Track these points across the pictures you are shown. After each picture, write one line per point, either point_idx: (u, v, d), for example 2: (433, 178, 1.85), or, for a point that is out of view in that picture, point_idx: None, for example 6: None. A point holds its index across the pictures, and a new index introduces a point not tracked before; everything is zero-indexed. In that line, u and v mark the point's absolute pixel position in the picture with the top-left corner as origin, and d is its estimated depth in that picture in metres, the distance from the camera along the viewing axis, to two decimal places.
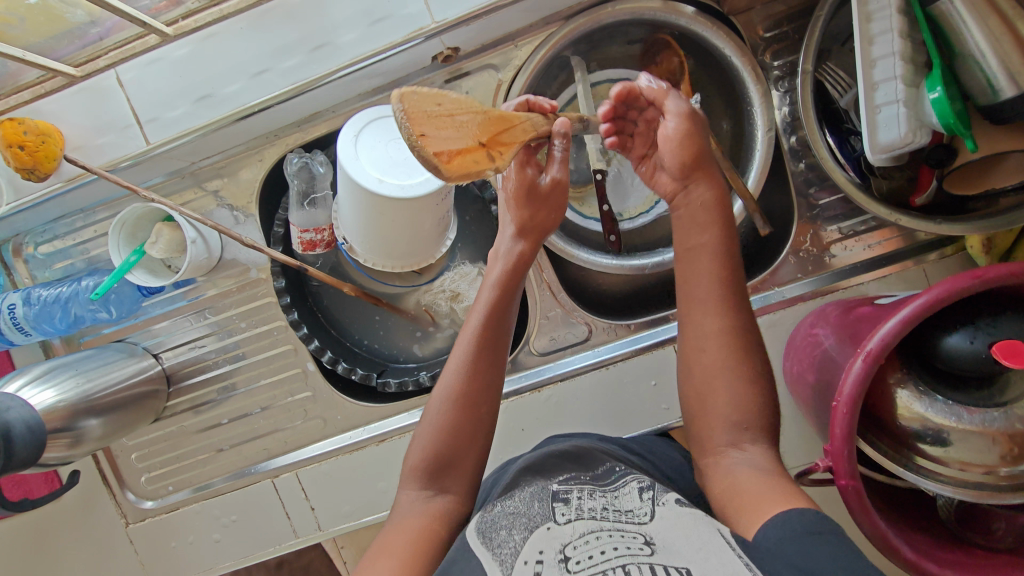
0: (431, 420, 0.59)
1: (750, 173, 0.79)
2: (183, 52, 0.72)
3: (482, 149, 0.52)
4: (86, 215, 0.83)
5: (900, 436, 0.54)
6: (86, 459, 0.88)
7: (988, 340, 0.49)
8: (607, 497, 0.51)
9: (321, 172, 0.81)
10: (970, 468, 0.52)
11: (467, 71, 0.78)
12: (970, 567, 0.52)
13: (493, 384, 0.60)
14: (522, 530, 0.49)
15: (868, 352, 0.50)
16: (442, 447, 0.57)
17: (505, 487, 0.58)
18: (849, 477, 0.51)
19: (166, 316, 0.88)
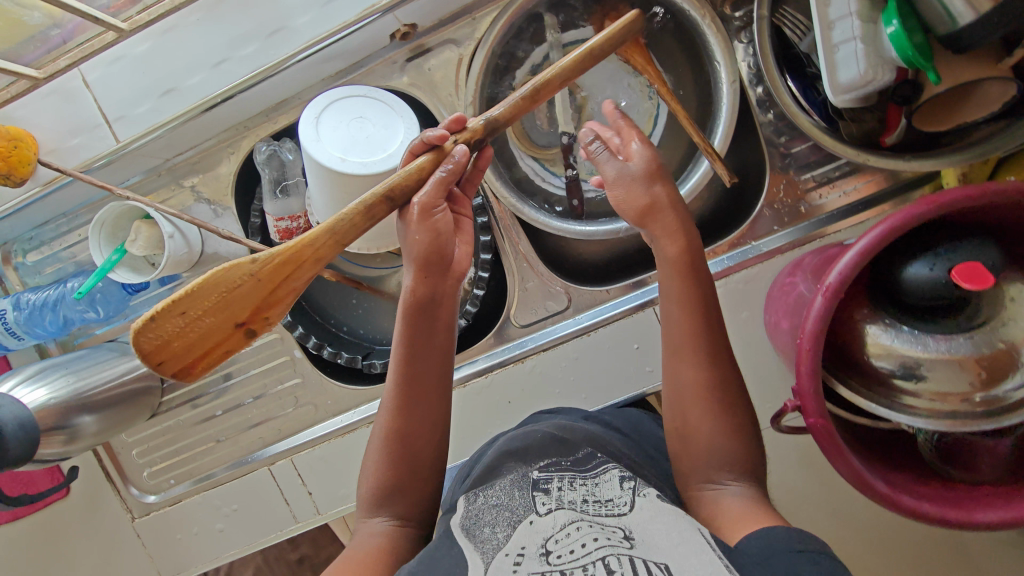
0: (373, 456, 0.59)
1: (716, 133, 0.78)
2: (143, 47, 0.72)
3: (240, 331, 0.57)
4: (69, 219, 0.85)
5: (873, 372, 0.53)
6: (87, 454, 0.90)
7: (945, 266, 0.48)
8: (587, 487, 0.53)
9: (291, 158, 0.82)
10: (945, 399, 0.50)
11: (428, 47, 0.79)
12: (949, 499, 0.52)
13: (430, 416, 0.60)
14: (505, 526, 0.50)
15: (826, 288, 0.49)
16: (388, 482, 0.58)
17: (487, 475, 0.59)
18: (817, 415, 0.50)
19: (154, 312, 0.88)
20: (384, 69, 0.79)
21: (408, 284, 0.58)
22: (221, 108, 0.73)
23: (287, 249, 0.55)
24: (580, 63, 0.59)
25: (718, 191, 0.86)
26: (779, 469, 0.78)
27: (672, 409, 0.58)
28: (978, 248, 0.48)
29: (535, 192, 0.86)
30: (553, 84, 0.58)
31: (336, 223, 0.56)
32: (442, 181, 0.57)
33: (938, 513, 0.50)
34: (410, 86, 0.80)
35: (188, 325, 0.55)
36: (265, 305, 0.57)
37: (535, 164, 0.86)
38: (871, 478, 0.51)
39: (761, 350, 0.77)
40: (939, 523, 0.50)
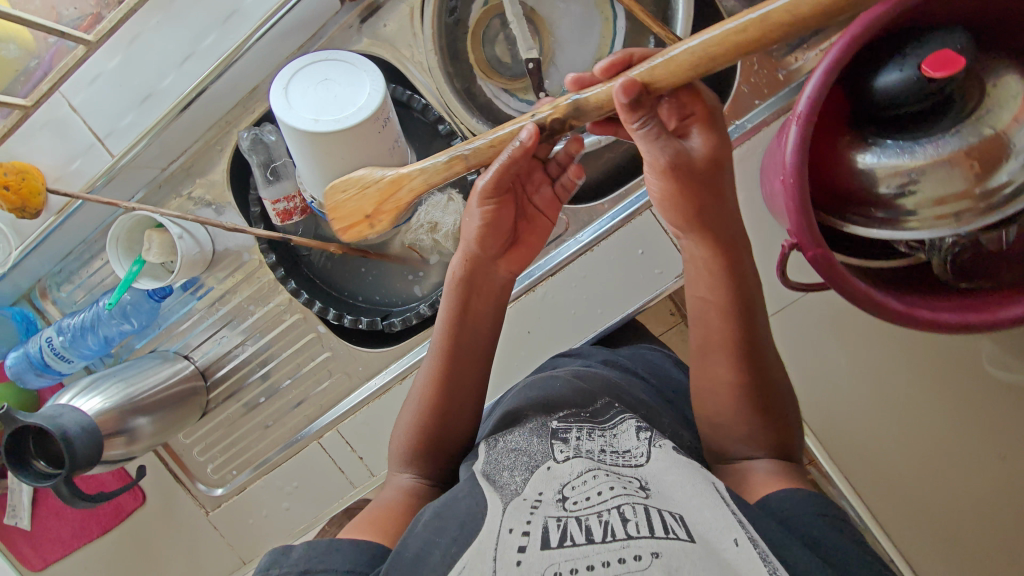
0: (410, 418, 0.70)
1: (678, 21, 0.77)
2: (114, 61, 0.75)
3: (365, 219, 0.64)
4: (89, 245, 0.91)
5: (868, 197, 0.52)
6: (150, 454, 0.96)
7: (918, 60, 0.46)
8: (606, 438, 0.56)
9: (273, 140, 0.85)
10: (947, 202, 0.49)
11: (379, 3, 0.81)
12: (968, 305, 0.51)
13: (465, 380, 0.71)
14: (522, 469, 0.53)
15: (803, 115, 0.48)
16: (422, 437, 0.68)
17: (511, 420, 0.64)
18: (816, 247, 0.50)
19: (184, 317, 0.94)
20: (342, 35, 0.82)
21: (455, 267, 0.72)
22: (198, 103, 0.77)
23: (393, 177, 0.61)
24: (758, 44, 0.43)
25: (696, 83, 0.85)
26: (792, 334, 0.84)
27: (706, 398, 0.59)
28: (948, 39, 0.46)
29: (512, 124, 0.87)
30: (684, 69, 0.47)
31: (429, 168, 0.59)
32: (493, 173, 0.61)
33: (960, 318, 0.50)
34: (371, 47, 0.82)
35: (351, 196, 0.64)
36: (382, 209, 0.63)
37: (506, 96, 0.85)
38: (885, 297, 0.50)
39: (761, 224, 0.77)
40: (959, 329, 0.50)
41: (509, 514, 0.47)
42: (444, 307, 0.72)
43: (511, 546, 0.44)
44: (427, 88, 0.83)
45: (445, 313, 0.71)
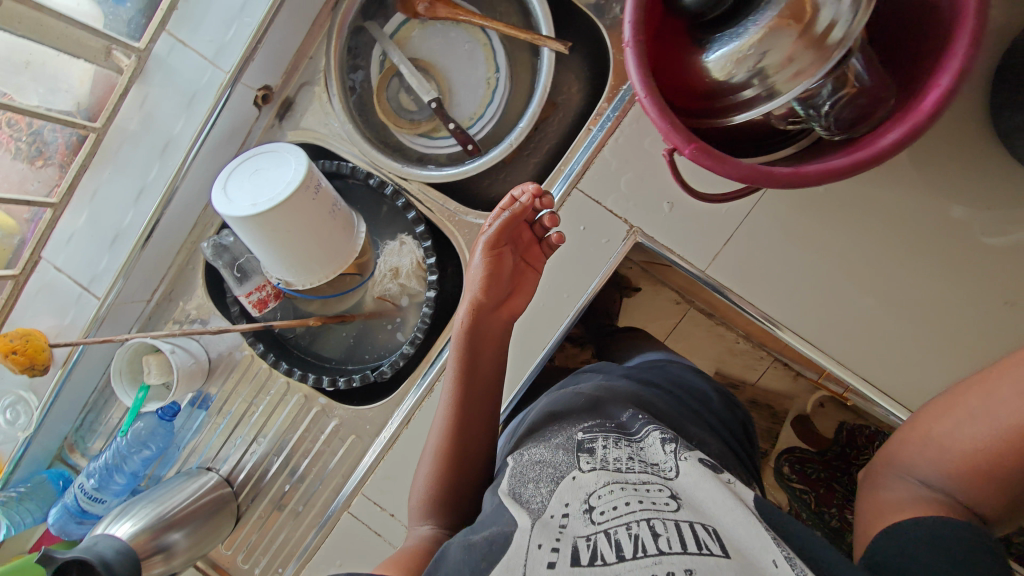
0: (424, 471, 0.76)
1: (541, 22, 0.86)
2: (82, 217, 0.85)
3: None
4: (101, 391, 0.99)
5: (733, 89, 0.58)
6: (192, 569, 0.98)
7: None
8: (633, 448, 0.62)
9: (230, 241, 0.93)
10: (796, 57, 0.53)
11: (291, 99, 0.92)
12: (854, 147, 0.53)
13: (475, 427, 0.77)
14: (549, 481, 0.59)
15: (631, 40, 0.53)
16: (440, 481, 0.73)
17: (538, 439, 0.71)
18: (688, 143, 0.53)
19: (198, 430, 0.99)
20: (269, 134, 0.93)
21: (461, 320, 0.80)
22: (159, 228, 0.87)
23: None
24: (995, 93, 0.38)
25: (584, 71, 0.93)
26: (747, 247, 0.83)
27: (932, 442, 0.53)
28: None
29: (434, 160, 0.95)
30: None
31: None
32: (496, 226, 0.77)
33: (845, 162, 0.51)
34: (296, 136, 0.93)
35: None
36: None
37: (421, 139, 0.95)
38: (773, 168, 0.52)
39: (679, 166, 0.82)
40: (853, 169, 0.52)
41: (538, 531, 0.52)
42: (453, 356, 0.80)
43: (540, 561, 0.48)
44: (352, 155, 0.93)
45: (455, 361, 0.79)
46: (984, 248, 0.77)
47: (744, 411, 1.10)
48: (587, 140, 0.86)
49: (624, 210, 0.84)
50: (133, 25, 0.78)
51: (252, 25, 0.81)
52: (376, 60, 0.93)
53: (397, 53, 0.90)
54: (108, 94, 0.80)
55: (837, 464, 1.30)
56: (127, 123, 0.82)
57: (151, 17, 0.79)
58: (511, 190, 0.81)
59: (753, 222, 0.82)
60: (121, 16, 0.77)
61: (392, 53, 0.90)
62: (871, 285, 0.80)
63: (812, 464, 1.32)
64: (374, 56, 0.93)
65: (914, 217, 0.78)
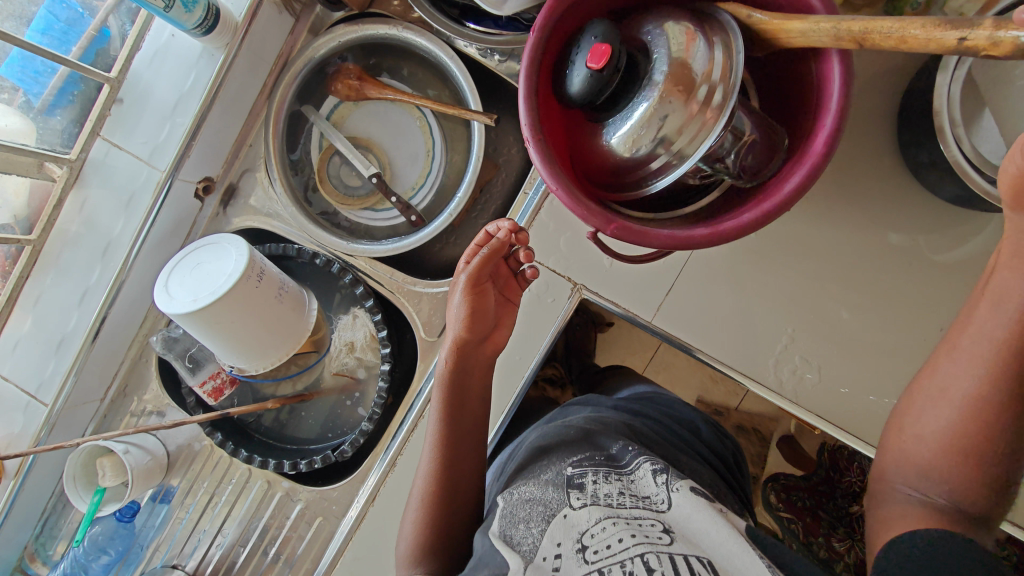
0: (412, 520, 0.76)
1: (469, 96, 0.88)
2: (27, 323, 0.83)
3: None
4: (57, 495, 0.96)
5: (639, 161, 0.58)
6: None
7: (588, 49, 0.54)
8: (623, 482, 0.69)
9: (181, 333, 0.93)
10: (689, 124, 0.54)
11: (234, 185, 0.93)
12: (761, 196, 0.55)
13: (467, 469, 0.78)
14: (539, 520, 0.65)
15: (531, 137, 0.55)
16: (431, 524, 0.73)
17: (529, 474, 0.76)
18: (608, 222, 0.54)
19: (160, 528, 0.96)
20: (214, 223, 0.94)
21: (445, 361, 0.79)
22: (104, 328, 0.86)
23: None
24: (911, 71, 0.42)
25: (517, 134, 0.96)
26: (689, 293, 0.84)
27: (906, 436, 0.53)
28: (601, 25, 0.55)
29: (381, 232, 0.96)
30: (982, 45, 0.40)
31: None
32: (483, 255, 0.77)
33: (752, 215, 0.53)
34: (241, 222, 0.94)
35: None
36: None
37: (366, 212, 0.96)
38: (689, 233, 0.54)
39: None
40: (762, 224, 0.53)
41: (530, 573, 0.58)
42: (438, 399, 0.79)
43: None
44: (298, 235, 0.94)
45: (440, 405, 0.79)
46: (931, 271, 0.77)
47: (734, 440, 1.09)
48: (524, 204, 0.89)
49: (566, 269, 0.86)
50: (66, 135, 0.79)
51: (186, 123, 0.83)
52: (315, 142, 0.95)
53: (335, 134, 0.92)
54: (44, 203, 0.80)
55: (822, 488, 1.29)
56: (65, 225, 0.82)
57: (84, 125, 0.80)
58: (487, 226, 0.80)
59: (690, 265, 0.83)
60: (53, 128, 0.78)
61: (329, 134, 0.92)
62: (816, 322, 0.81)
63: (796, 491, 1.30)
64: (313, 139, 0.95)
65: (848, 250, 0.79)
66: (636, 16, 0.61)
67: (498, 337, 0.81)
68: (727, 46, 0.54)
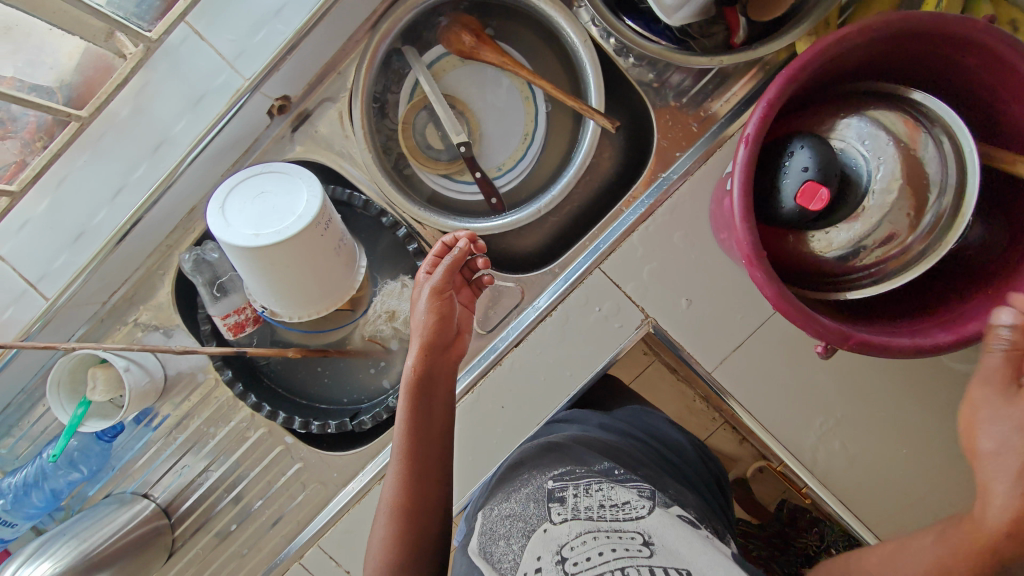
0: (380, 534, 0.66)
1: (591, 92, 0.82)
2: (42, 206, 0.75)
3: None
4: (28, 393, 0.86)
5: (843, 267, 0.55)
6: None
7: (804, 176, 0.51)
8: (602, 494, 0.63)
9: (216, 257, 0.83)
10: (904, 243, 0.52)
11: (309, 111, 0.83)
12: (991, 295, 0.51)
13: (433, 481, 0.69)
14: (519, 534, 0.61)
15: (755, 262, 0.51)
16: (401, 540, 0.65)
17: (511, 488, 0.70)
18: (847, 340, 0.51)
19: (140, 453, 0.89)
20: (275, 146, 0.83)
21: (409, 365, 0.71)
22: (134, 232, 0.76)
23: None
24: None
25: (618, 143, 0.90)
26: (756, 357, 0.82)
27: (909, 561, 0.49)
28: (812, 143, 0.52)
29: (454, 205, 0.90)
30: None
31: None
32: (449, 264, 0.72)
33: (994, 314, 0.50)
34: (306, 152, 0.84)
35: None
36: None
37: (443, 179, 0.90)
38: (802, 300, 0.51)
39: (703, 264, 0.81)
40: None
41: None
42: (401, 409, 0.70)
43: None
44: (366, 185, 0.85)
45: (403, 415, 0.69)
46: None
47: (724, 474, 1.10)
48: (615, 221, 0.85)
49: (642, 299, 0.82)
50: (143, 6, 0.68)
51: (286, 34, 0.73)
52: (406, 88, 0.87)
53: (433, 85, 0.84)
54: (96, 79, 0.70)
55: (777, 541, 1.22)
56: (118, 110, 0.73)
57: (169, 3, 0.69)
58: (443, 239, 0.77)
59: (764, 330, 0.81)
60: None
61: (426, 84, 0.84)
62: (866, 415, 0.81)
63: (755, 540, 1.28)
64: (406, 84, 0.87)
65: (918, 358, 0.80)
66: (830, 103, 0.57)
67: (460, 346, 0.75)
68: (953, 143, 0.51)
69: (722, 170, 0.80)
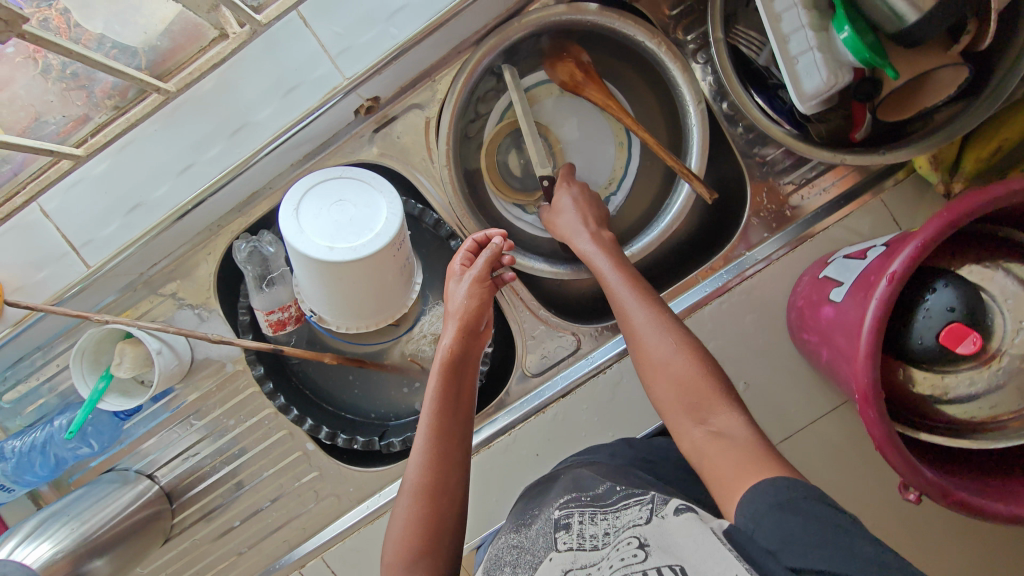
0: (401, 519, 0.60)
1: (692, 154, 0.78)
2: (102, 168, 0.73)
3: None
4: (45, 351, 0.81)
5: (948, 418, 0.55)
6: None
7: (949, 317, 0.51)
8: (608, 520, 0.53)
9: (272, 252, 0.78)
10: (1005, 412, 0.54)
11: (393, 116, 0.77)
12: None
13: (456, 472, 0.62)
14: (526, 567, 0.52)
15: (868, 401, 0.50)
16: (425, 527, 0.59)
17: (523, 516, 0.61)
18: (947, 495, 0.50)
19: (152, 432, 0.84)
20: (353, 144, 0.77)
21: (445, 344, 0.66)
22: (194, 213, 0.72)
23: None
24: None
25: (700, 207, 0.87)
26: (820, 462, 0.77)
27: None
28: (959, 285, 0.52)
29: (525, 239, 0.86)
30: None
31: None
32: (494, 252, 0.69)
33: None
34: (382, 157, 0.78)
35: None
36: None
37: (517, 210, 0.87)
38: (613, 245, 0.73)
39: (774, 353, 0.78)
40: None
41: None
42: (433, 389, 0.64)
43: None
44: (439, 203, 0.81)
45: (434, 398, 0.64)
46: None
47: None
48: (689, 289, 0.81)
49: None
50: None
51: (398, 39, 0.72)
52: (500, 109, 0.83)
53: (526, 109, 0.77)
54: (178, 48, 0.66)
55: None
56: (203, 87, 0.72)
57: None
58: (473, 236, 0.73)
59: (827, 431, 0.78)
60: None
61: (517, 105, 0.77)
62: None
63: None
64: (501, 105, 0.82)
65: None
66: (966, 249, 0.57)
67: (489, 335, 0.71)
68: None
69: (810, 261, 0.78)
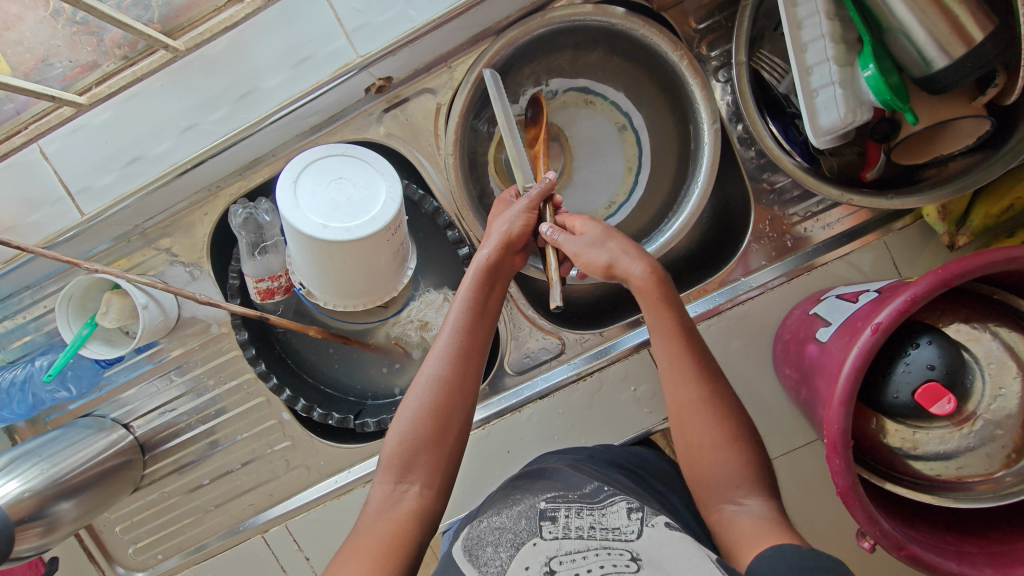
0: (412, 406, 0.59)
1: (700, 170, 0.77)
2: (105, 116, 0.72)
3: None
4: (34, 290, 0.82)
5: (917, 473, 0.55)
6: (70, 539, 0.85)
7: (928, 374, 0.53)
8: (595, 515, 0.53)
9: (268, 220, 0.78)
10: (970, 476, 0.55)
11: (405, 97, 0.77)
12: None
13: (471, 384, 0.61)
14: (508, 546, 0.51)
15: (838, 440, 0.50)
16: (430, 420, 0.58)
17: (503, 499, 0.60)
18: (902, 546, 0.50)
19: (131, 383, 0.85)
20: (361, 121, 0.77)
21: (485, 254, 0.64)
22: (194, 173, 0.73)
23: None
24: None
25: (702, 226, 0.87)
26: (789, 498, 0.77)
27: None
28: (941, 343, 0.54)
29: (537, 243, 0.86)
30: None
31: None
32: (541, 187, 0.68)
33: None
34: (389, 137, 0.78)
35: None
36: None
37: None
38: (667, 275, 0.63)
39: (756, 383, 0.77)
40: None
41: None
42: (466, 290, 0.63)
43: None
44: (439, 188, 0.80)
45: (467, 298, 0.63)
46: None
47: None
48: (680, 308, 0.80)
49: None
50: None
51: (415, 22, 0.70)
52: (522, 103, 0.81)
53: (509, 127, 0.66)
54: (193, 6, 0.72)
55: None
56: (215, 48, 0.71)
57: None
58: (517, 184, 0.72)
59: (799, 465, 0.77)
60: None
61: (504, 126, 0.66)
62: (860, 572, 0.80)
63: None
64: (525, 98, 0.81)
65: None
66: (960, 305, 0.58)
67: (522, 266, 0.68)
68: None
69: (804, 294, 0.77)
